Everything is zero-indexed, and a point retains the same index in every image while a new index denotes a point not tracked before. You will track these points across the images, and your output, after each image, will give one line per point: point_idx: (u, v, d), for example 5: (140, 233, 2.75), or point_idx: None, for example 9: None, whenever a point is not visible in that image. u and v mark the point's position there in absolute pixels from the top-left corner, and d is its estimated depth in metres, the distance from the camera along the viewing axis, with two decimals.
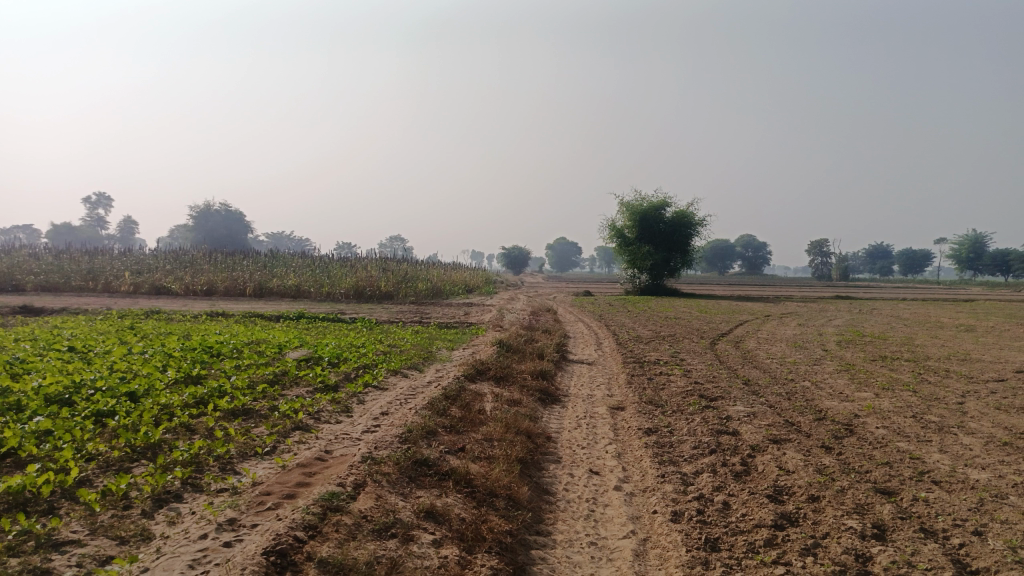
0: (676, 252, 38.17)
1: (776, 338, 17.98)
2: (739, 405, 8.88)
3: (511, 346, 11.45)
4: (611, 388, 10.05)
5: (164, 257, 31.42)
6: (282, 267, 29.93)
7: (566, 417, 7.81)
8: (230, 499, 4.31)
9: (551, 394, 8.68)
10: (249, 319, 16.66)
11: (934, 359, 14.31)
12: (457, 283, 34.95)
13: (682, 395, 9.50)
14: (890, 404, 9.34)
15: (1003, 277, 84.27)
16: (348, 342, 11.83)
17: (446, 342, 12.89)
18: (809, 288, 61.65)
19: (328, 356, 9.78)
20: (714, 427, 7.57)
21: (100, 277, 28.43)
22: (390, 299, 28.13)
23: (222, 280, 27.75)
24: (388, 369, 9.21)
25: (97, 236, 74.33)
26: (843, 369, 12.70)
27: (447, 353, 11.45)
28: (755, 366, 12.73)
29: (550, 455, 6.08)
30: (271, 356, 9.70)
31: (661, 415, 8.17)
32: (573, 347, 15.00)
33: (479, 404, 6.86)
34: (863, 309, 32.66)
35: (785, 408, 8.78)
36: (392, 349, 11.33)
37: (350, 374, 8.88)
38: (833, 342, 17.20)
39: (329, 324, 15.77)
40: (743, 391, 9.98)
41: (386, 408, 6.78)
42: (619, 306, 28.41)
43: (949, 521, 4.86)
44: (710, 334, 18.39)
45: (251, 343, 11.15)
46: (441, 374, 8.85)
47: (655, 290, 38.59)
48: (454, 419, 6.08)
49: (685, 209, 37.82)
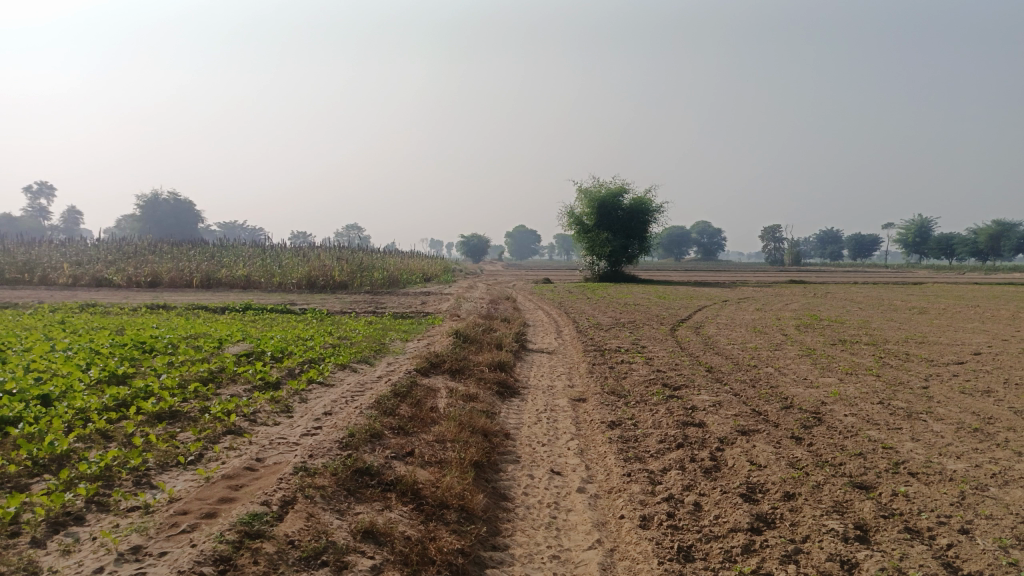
0: (634, 238, 38.03)
1: (736, 323, 17.80)
2: (704, 394, 8.54)
3: (468, 336, 10.94)
4: (571, 379, 9.63)
5: (105, 247, 30.09)
6: (231, 257, 28.93)
7: (525, 411, 7.35)
8: (140, 521, 3.75)
9: (509, 386, 8.21)
10: (193, 311, 15.85)
11: (893, 343, 14.23)
12: (414, 272, 34.28)
13: (646, 384, 9.14)
14: (855, 390, 9.11)
15: (948, 260, 86.66)
16: (295, 335, 11.20)
17: (400, 333, 12.33)
18: (763, 272, 62.36)
19: (272, 351, 9.16)
20: (680, 419, 7.20)
21: (37, 269, 27.09)
22: (344, 289, 27.38)
23: (167, 271, 26.69)
24: (336, 363, 8.65)
25: (39, 226, 71.46)
26: (805, 353, 12.51)
27: (401, 345, 10.89)
28: (717, 352, 12.45)
29: (509, 455, 5.62)
30: (209, 351, 9.04)
31: (624, 407, 7.78)
32: (532, 335, 14.57)
33: (431, 401, 6.36)
34: (818, 293, 32.92)
35: (751, 397, 8.47)
36: (341, 342, 10.73)
37: (294, 369, 8.29)
38: (793, 326, 17.11)
39: (277, 315, 15.09)
40: (707, 379, 9.66)
41: (330, 407, 6.24)
42: (579, 293, 28.07)
43: (933, 519, 4.55)
44: (670, 320, 18.12)
45: (190, 337, 10.46)
46: (392, 368, 8.32)
47: (614, 276, 38.45)
48: (404, 418, 5.57)
49: (643, 195, 37.66)
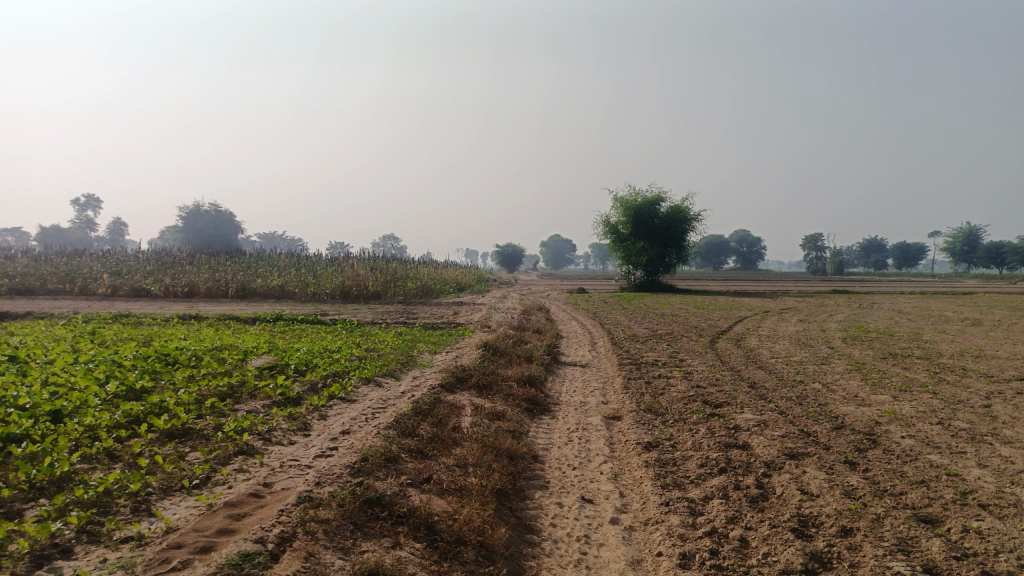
0: (671, 247, 37.37)
1: (778, 335, 17.13)
2: (747, 412, 8.02)
3: (498, 349, 10.57)
4: (606, 394, 9.18)
5: (144, 258, 30.45)
6: (266, 268, 29.07)
7: (555, 430, 6.93)
8: (129, 555, 3.46)
9: (539, 403, 7.81)
10: (223, 321, 15.77)
11: (948, 357, 13.46)
12: (448, 282, 34.08)
13: (684, 401, 8.66)
14: (912, 409, 8.49)
15: (999, 270, 83.69)
16: (320, 347, 10.95)
17: (429, 345, 12.02)
18: (805, 282, 61.06)
19: (295, 364, 8.90)
20: (722, 440, 6.71)
21: (78, 279, 27.50)
22: (377, 299, 27.28)
23: (203, 281, 26.88)
24: (360, 378, 8.34)
25: (87, 238, 73.23)
26: (853, 368, 11.85)
27: (429, 358, 10.56)
28: (760, 367, 11.87)
29: (537, 481, 5.22)
30: (231, 364, 8.82)
31: (662, 427, 7.32)
32: (566, 347, 14.14)
33: (454, 420, 5.99)
34: (863, 303, 31.87)
35: (797, 416, 7.92)
36: (367, 355, 10.44)
37: (317, 384, 8.00)
38: (839, 339, 16.37)
39: (307, 326, 14.91)
40: (750, 396, 9.13)
41: (348, 425, 5.91)
42: (615, 303, 27.55)
43: (1015, 562, 4.02)
44: (709, 332, 17.50)
45: (215, 349, 10.26)
46: (418, 383, 7.98)
47: (650, 286, 37.80)
48: (424, 439, 5.22)
49: (680, 204, 36.96)
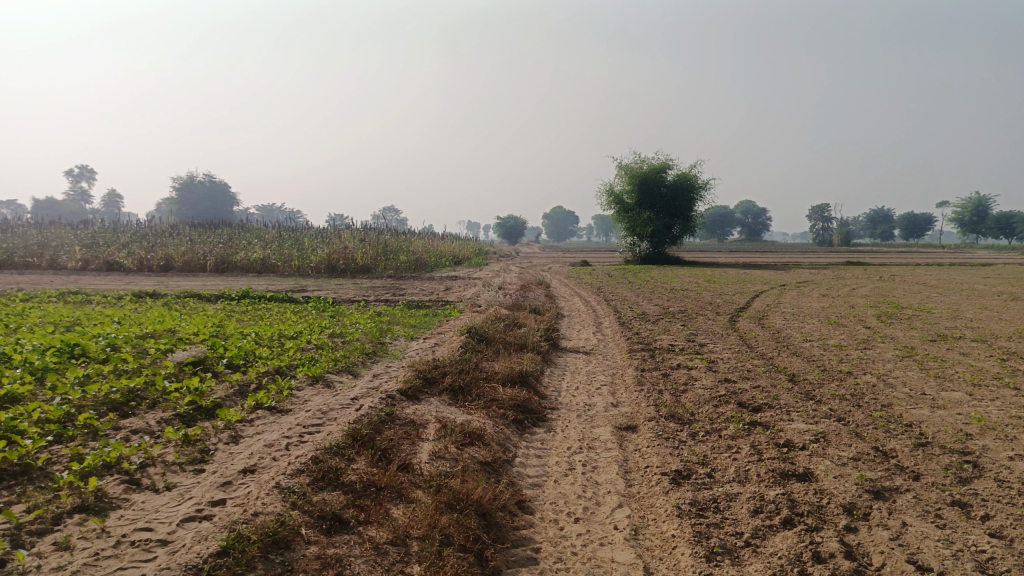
0: (677, 218, 35.52)
1: (805, 313, 15.32)
2: (797, 421, 6.26)
3: (485, 337, 8.80)
4: (616, 393, 7.44)
5: (122, 229, 28.63)
6: (250, 240, 27.23)
7: (551, 453, 5.18)
8: None
9: (531, 412, 6.05)
10: (181, 301, 13.96)
11: (1007, 340, 11.66)
12: (444, 256, 32.28)
13: (715, 403, 6.91)
14: (1002, 413, 6.71)
15: (1011, 240, 81.51)
16: (273, 334, 9.19)
17: (407, 329, 10.28)
18: (815, 254, 59.20)
19: (229, 358, 7.16)
20: (776, 469, 4.95)
21: (47, 252, 25.69)
22: (367, 273, 25.52)
23: (180, 254, 25.17)
24: (305, 377, 6.61)
25: (80, 210, 71.34)
26: (904, 356, 10.06)
27: (401, 347, 8.78)
28: (794, 353, 10.06)
29: (519, 554, 3.48)
30: (149, 358, 7.07)
31: (691, 445, 5.58)
32: (567, 329, 12.40)
33: (408, 450, 4.23)
34: (882, 276, 29.88)
35: (864, 427, 6.17)
36: (326, 343, 8.69)
37: (247, 387, 6.26)
38: (874, 318, 14.58)
39: (274, 305, 13.14)
40: (795, 395, 7.35)
41: (255, 462, 4.17)
42: (620, 277, 25.75)
43: None
44: (727, 309, 15.72)
45: (142, 336, 8.47)
46: (376, 384, 6.23)
47: (657, 258, 35.98)
48: (354, 494, 3.48)
49: (688, 171, 34.95)
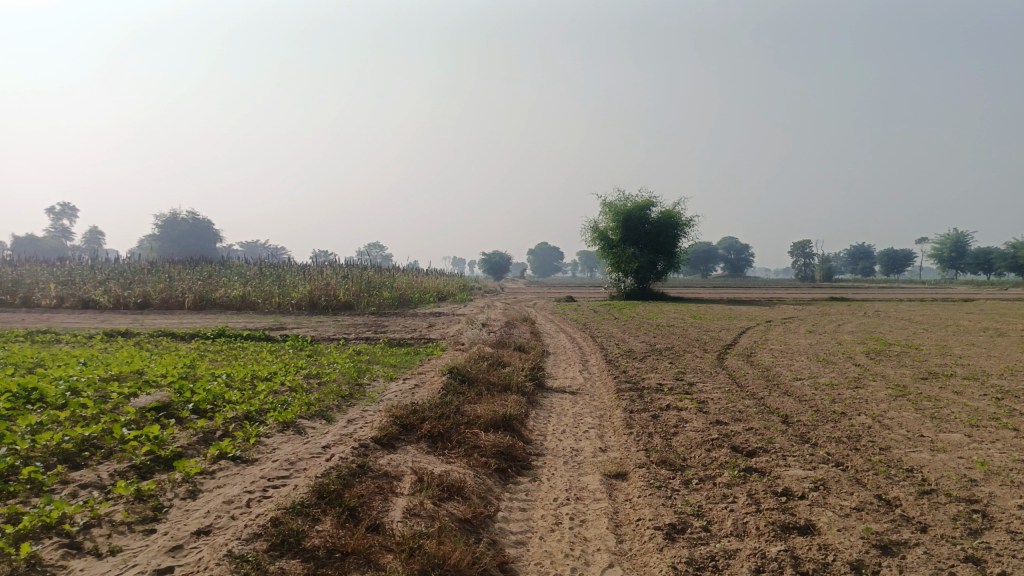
0: (662, 253, 35.48)
1: (792, 350, 15.12)
2: (794, 467, 5.96)
3: (468, 377, 8.47)
4: (603, 436, 7.11)
5: (99, 266, 28.10)
6: (230, 277, 26.79)
7: (537, 505, 4.84)
8: None
9: (515, 459, 5.71)
10: (155, 339, 13.51)
11: (999, 377, 11.47)
12: (428, 292, 31.98)
13: (708, 447, 6.60)
14: (1006, 456, 6.45)
15: (989, 275, 82.49)
16: (246, 375, 8.81)
17: (386, 370, 9.94)
18: (798, 290, 59.44)
19: (196, 403, 6.77)
20: (776, 521, 4.64)
21: (21, 289, 25.08)
22: (349, 310, 25.13)
23: (158, 291, 24.68)
24: (275, 423, 6.24)
25: (60, 247, 70.50)
26: (897, 395, 9.81)
27: (380, 389, 8.42)
28: (785, 392, 9.79)
29: None
30: (110, 404, 6.66)
31: (684, 494, 5.26)
32: (552, 368, 12.09)
33: (379, 508, 3.88)
34: (866, 312, 29.91)
35: (864, 472, 5.88)
36: (300, 385, 8.31)
37: (213, 435, 5.88)
38: (863, 355, 14.39)
39: (251, 345, 12.74)
40: (789, 438, 7.06)
41: (210, 521, 3.80)
42: (606, 313, 25.55)
43: None
44: (714, 346, 15.48)
45: (106, 379, 8.05)
46: (349, 430, 5.89)
47: (641, 294, 35.86)
48: (315, 563, 3.13)
49: (672, 208, 35.04)
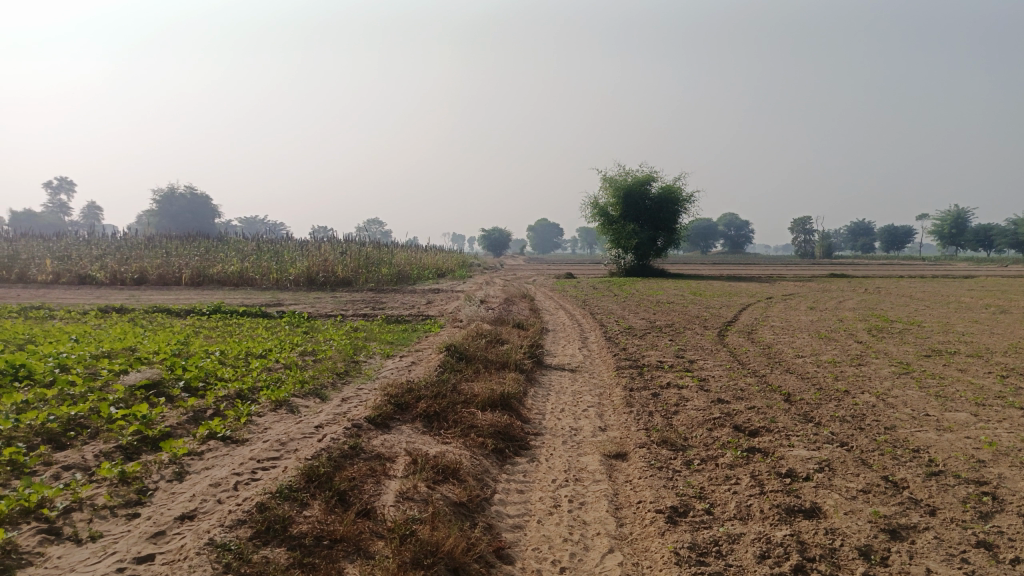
0: (662, 229, 35.23)
1: (794, 327, 14.97)
2: (798, 447, 5.83)
3: (465, 355, 8.32)
4: (603, 415, 6.97)
5: (95, 241, 27.85)
6: (228, 252, 26.58)
7: (535, 487, 4.71)
8: None
9: (513, 439, 5.57)
10: (150, 315, 13.34)
11: (1003, 355, 11.33)
12: (427, 268, 31.79)
13: (710, 426, 6.47)
14: (1014, 436, 6.32)
15: (990, 252, 82.21)
16: (240, 352, 8.65)
17: (383, 347, 9.79)
18: (799, 266, 59.32)
19: (187, 381, 6.63)
20: (782, 504, 4.51)
21: (16, 265, 24.84)
22: (347, 286, 24.96)
23: (155, 267, 24.48)
24: (267, 402, 6.10)
25: (57, 222, 70.15)
26: (901, 372, 9.67)
27: (376, 366, 8.27)
28: (787, 370, 9.65)
29: None
30: (99, 381, 6.50)
31: (686, 475, 5.12)
32: (551, 345, 11.94)
33: (371, 492, 3.74)
34: (867, 288, 29.77)
35: (869, 453, 5.75)
36: (295, 363, 8.16)
37: (203, 415, 5.73)
38: (865, 332, 14.24)
39: (246, 321, 12.58)
40: (793, 417, 6.92)
41: (195, 506, 3.66)
42: (606, 290, 25.39)
43: None
44: (715, 323, 15.33)
45: (96, 356, 7.89)
46: (344, 409, 5.74)
47: (641, 271, 35.68)
48: (302, 551, 2.99)
49: (673, 183, 34.72)
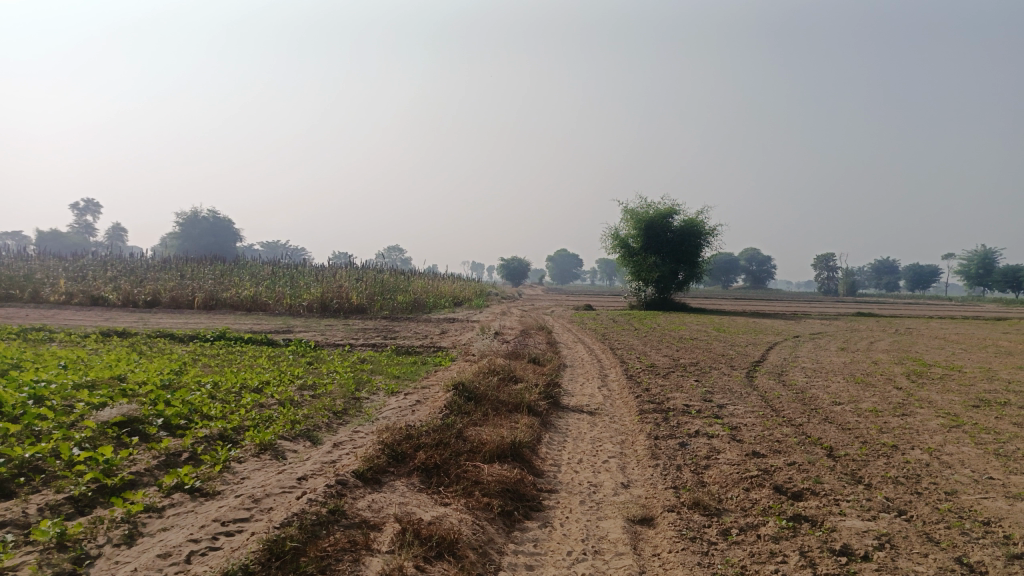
0: (684, 263, 34.41)
1: (826, 369, 14.13)
2: (851, 516, 5.07)
3: (475, 396, 7.65)
4: (626, 469, 6.25)
5: (110, 262, 27.57)
6: (243, 277, 26.19)
7: (546, 562, 4.02)
8: None
9: (524, 499, 4.89)
10: (151, 341, 12.79)
11: None
12: (444, 297, 31.22)
13: (746, 487, 5.72)
14: None
15: None
16: (233, 384, 8.04)
17: (388, 381, 9.14)
18: (823, 304, 58.03)
19: (167, 418, 6.02)
20: None
21: (29, 284, 24.51)
22: (361, 314, 24.44)
23: (168, 290, 24.12)
24: (250, 446, 5.45)
25: (81, 242, 70.69)
26: (951, 426, 8.80)
27: (378, 404, 7.62)
28: (826, 419, 8.86)
29: None
30: (70, 416, 5.89)
31: (722, 550, 4.39)
32: (569, 384, 11.22)
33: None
34: (897, 329, 28.74)
35: (934, 526, 4.98)
36: (290, 398, 7.52)
37: (176, 459, 5.10)
38: (903, 377, 13.38)
39: (250, 350, 11.98)
40: (840, 477, 6.15)
41: None
42: (627, 324, 24.63)
43: None
44: (742, 363, 14.54)
45: (77, 386, 7.30)
46: (335, 457, 5.11)
47: (662, 304, 34.88)
48: None
49: (695, 217, 34.02)
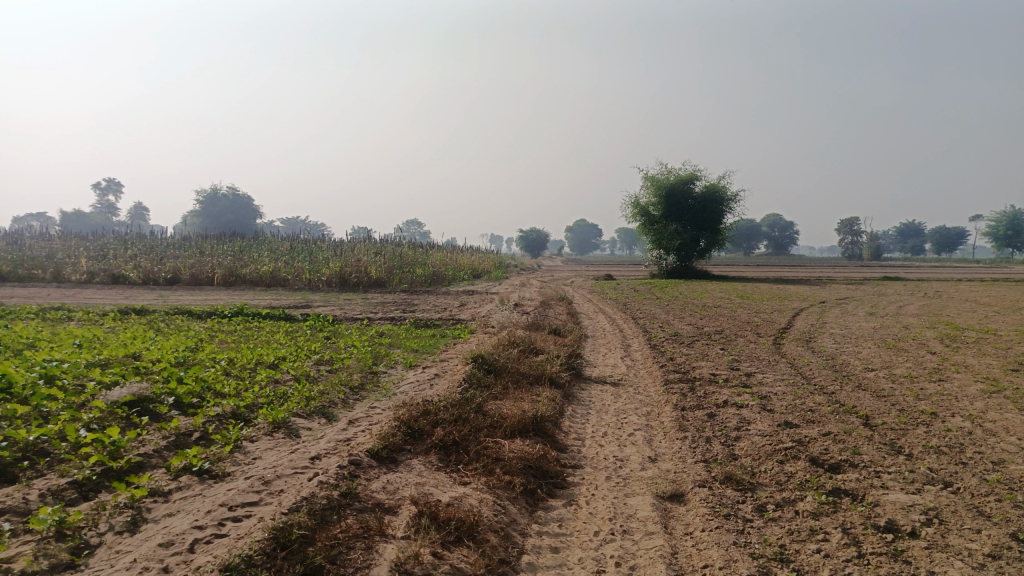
0: (705, 230, 33.83)
1: (856, 335, 13.73)
2: (895, 490, 4.78)
3: (495, 368, 7.42)
4: (653, 442, 5.99)
5: (130, 241, 27.61)
6: (262, 252, 26.14)
7: (571, 543, 3.79)
8: None
9: (547, 476, 4.66)
10: (169, 318, 12.68)
11: None
12: (463, 269, 30.99)
13: (781, 460, 5.44)
14: None
15: None
16: (248, 360, 7.88)
17: (406, 355, 8.93)
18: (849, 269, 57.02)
19: (178, 397, 5.86)
20: None
21: (50, 264, 24.61)
22: (380, 287, 24.31)
23: (188, 267, 24.12)
24: (262, 424, 5.27)
25: (104, 222, 71.27)
26: (992, 391, 8.44)
27: (395, 379, 7.42)
28: (859, 387, 8.52)
29: None
30: (80, 396, 5.74)
31: (758, 527, 4.13)
32: (591, 355, 10.97)
33: (357, 565, 2.86)
34: (926, 292, 28.10)
35: (984, 499, 4.68)
36: (306, 374, 7.35)
37: (186, 440, 4.92)
38: (937, 341, 12.95)
39: (267, 325, 11.84)
40: (879, 448, 5.84)
41: None
42: (648, 293, 24.26)
43: None
44: (768, 330, 14.18)
45: (90, 365, 7.16)
46: (349, 435, 4.90)
47: (683, 272, 34.42)
48: None
49: (717, 182, 33.35)
